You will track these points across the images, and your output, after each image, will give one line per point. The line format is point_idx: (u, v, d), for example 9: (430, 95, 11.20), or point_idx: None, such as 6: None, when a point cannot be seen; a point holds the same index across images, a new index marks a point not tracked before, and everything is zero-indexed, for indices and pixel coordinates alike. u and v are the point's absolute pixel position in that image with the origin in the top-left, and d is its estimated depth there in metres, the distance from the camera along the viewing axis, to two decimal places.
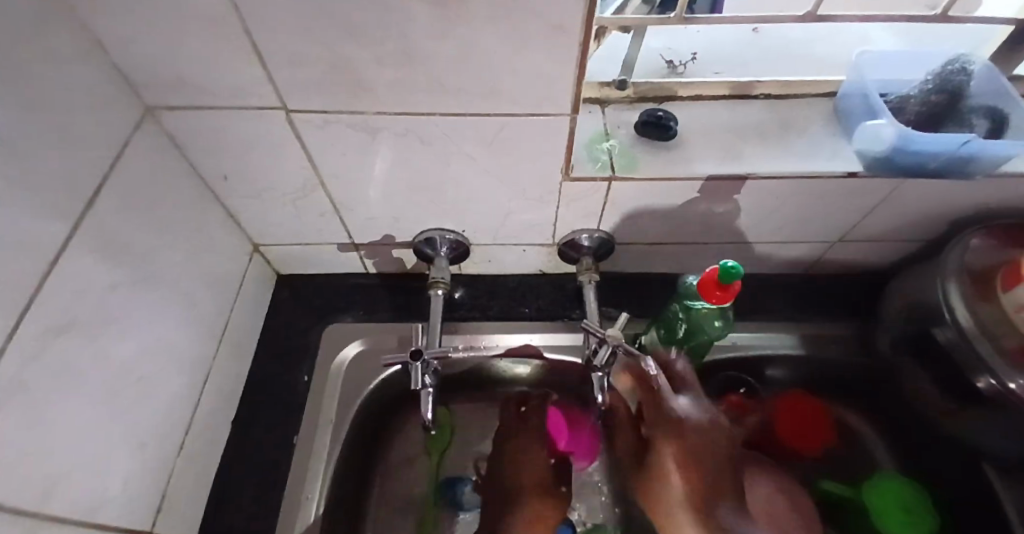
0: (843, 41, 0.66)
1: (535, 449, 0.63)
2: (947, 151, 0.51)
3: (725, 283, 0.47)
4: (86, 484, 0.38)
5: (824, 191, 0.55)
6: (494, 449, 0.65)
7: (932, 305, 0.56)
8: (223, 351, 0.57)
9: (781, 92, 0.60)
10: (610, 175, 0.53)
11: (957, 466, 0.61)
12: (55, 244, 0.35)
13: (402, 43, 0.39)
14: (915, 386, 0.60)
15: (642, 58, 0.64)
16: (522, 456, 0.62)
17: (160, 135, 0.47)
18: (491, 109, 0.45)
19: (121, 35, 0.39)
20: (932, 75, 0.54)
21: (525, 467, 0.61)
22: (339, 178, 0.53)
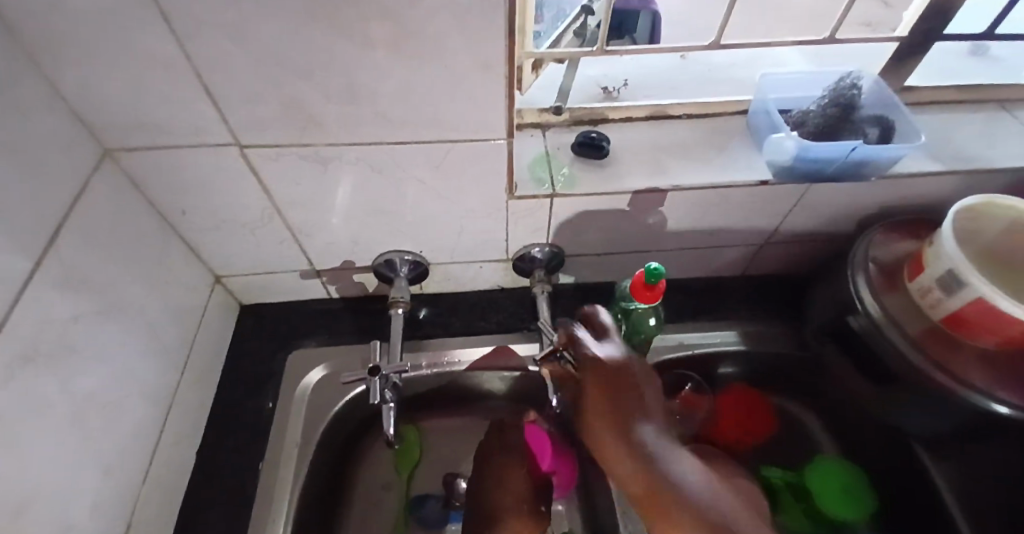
0: (758, 64, 0.74)
1: (515, 462, 0.64)
2: (842, 157, 0.58)
3: (652, 284, 0.52)
4: (48, 513, 0.39)
5: (742, 198, 0.61)
6: (476, 467, 0.66)
7: (846, 297, 0.62)
8: (186, 381, 0.58)
9: (701, 113, 0.67)
10: (551, 192, 0.58)
11: (884, 444, 0.67)
12: (16, 281, 0.37)
13: (346, 81, 0.43)
14: (841, 373, 0.66)
15: (578, 85, 0.69)
16: (505, 470, 0.64)
17: (120, 175, 0.49)
18: (433, 137, 0.49)
19: (79, 84, 0.41)
20: (828, 92, 0.61)
21: (508, 480, 0.63)
22: (297, 207, 0.56)
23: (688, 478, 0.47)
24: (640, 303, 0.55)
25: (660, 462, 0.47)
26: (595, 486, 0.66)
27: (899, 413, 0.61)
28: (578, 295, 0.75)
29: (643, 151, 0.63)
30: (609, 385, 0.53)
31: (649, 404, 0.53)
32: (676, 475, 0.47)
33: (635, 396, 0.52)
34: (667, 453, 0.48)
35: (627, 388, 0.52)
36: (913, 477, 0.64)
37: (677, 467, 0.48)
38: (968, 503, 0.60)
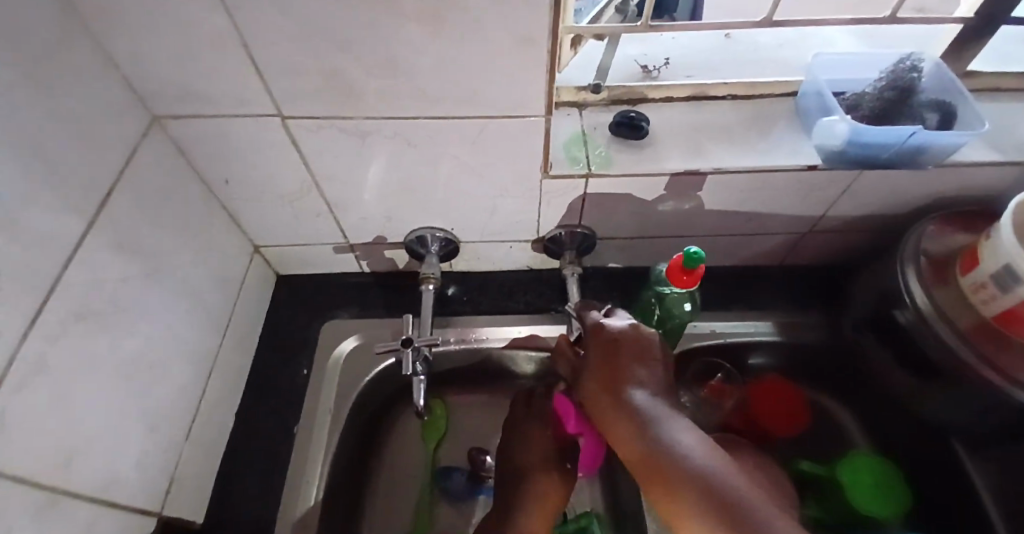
0: (810, 45, 0.70)
1: (541, 429, 0.64)
2: (897, 143, 0.55)
3: (690, 268, 0.51)
4: (98, 463, 0.41)
5: (787, 184, 0.59)
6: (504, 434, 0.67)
7: (892, 289, 0.60)
8: (226, 345, 0.60)
9: (747, 94, 0.64)
10: (586, 172, 0.57)
11: (924, 443, 0.65)
12: (71, 241, 0.39)
13: (387, 53, 0.43)
14: (881, 367, 0.64)
15: (618, 63, 0.68)
16: (528, 436, 0.64)
17: (167, 142, 0.51)
18: (471, 112, 0.49)
19: (131, 52, 0.42)
20: (886, 73, 0.58)
21: (532, 445, 0.63)
22: (334, 180, 0.57)
23: (686, 440, 0.44)
24: (676, 287, 0.54)
25: (656, 428, 0.45)
26: (619, 468, 0.66)
27: (942, 410, 0.59)
28: (608, 279, 0.74)
29: (683, 132, 0.61)
30: (609, 365, 0.51)
31: (647, 371, 0.51)
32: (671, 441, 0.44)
33: (636, 365, 0.51)
34: (665, 419, 0.46)
35: (630, 359, 0.51)
36: (951, 476, 0.62)
37: (679, 435, 0.45)
38: (1013, 509, 0.57)
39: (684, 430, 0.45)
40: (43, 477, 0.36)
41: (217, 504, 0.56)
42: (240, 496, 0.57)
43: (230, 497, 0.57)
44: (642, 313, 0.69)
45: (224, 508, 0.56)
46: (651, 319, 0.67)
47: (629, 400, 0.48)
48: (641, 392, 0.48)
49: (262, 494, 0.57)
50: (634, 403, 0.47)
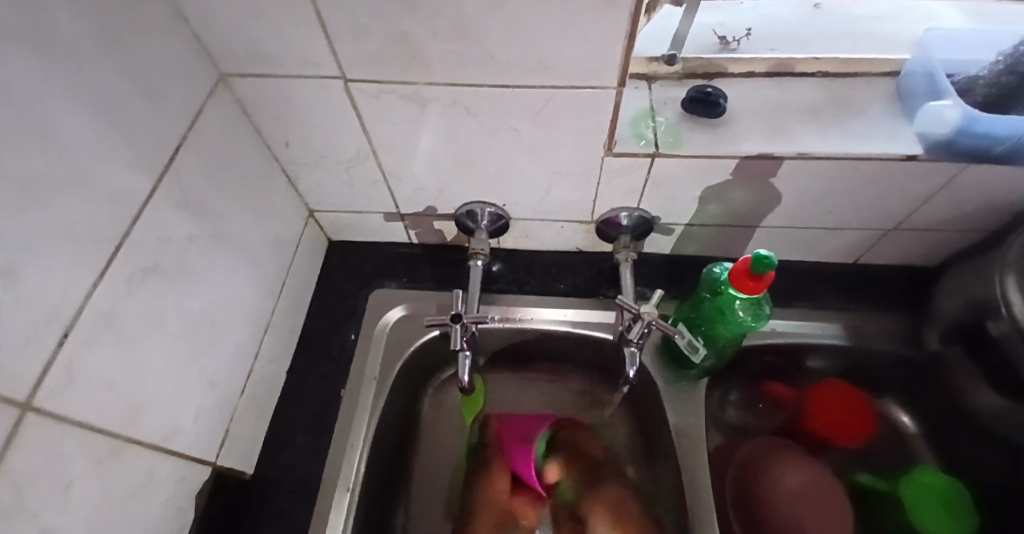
0: (913, 20, 0.63)
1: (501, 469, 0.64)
2: (1015, 135, 0.51)
3: (758, 273, 0.48)
4: (163, 413, 0.43)
5: (877, 176, 0.54)
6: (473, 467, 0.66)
7: (990, 298, 0.54)
8: (280, 307, 0.61)
9: (839, 70, 0.59)
10: (653, 152, 0.53)
11: (1001, 464, 0.59)
12: (143, 195, 0.40)
13: (458, 15, 0.40)
14: (965, 384, 0.59)
15: (694, 33, 0.62)
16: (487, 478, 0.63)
17: (234, 102, 0.51)
18: (539, 81, 0.46)
19: (202, 5, 0.42)
20: (1005, 55, 0.53)
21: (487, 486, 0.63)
22: (390, 148, 0.56)
23: (793, 480, 0.61)
24: (741, 294, 0.50)
25: (794, 486, 0.60)
26: (664, 462, 0.64)
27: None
28: (663, 265, 0.71)
29: (762, 111, 0.56)
30: (762, 466, 0.62)
31: (783, 470, 0.62)
32: (799, 495, 0.60)
33: (776, 470, 0.62)
34: (806, 492, 0.60)
35: (766, 465, 0.62)
36: None
37: (793, 476, 0.61)
38: None
39: (792, 464, 0.62)
40: (108, 425, 0.37)
41: (267, 457, 0.58)
42: (290, 450, 0.59)
43: (279, 452, 0.59)
44: (704, 325, 0.58)
45: (273, 461, 0.58)
46: (708, 330, 0.58)
47: (774, 475, 0.61)
48: (790, 477, 0.61)
49: (310, 451, 0.59)
50: (780, 476, 0.61)
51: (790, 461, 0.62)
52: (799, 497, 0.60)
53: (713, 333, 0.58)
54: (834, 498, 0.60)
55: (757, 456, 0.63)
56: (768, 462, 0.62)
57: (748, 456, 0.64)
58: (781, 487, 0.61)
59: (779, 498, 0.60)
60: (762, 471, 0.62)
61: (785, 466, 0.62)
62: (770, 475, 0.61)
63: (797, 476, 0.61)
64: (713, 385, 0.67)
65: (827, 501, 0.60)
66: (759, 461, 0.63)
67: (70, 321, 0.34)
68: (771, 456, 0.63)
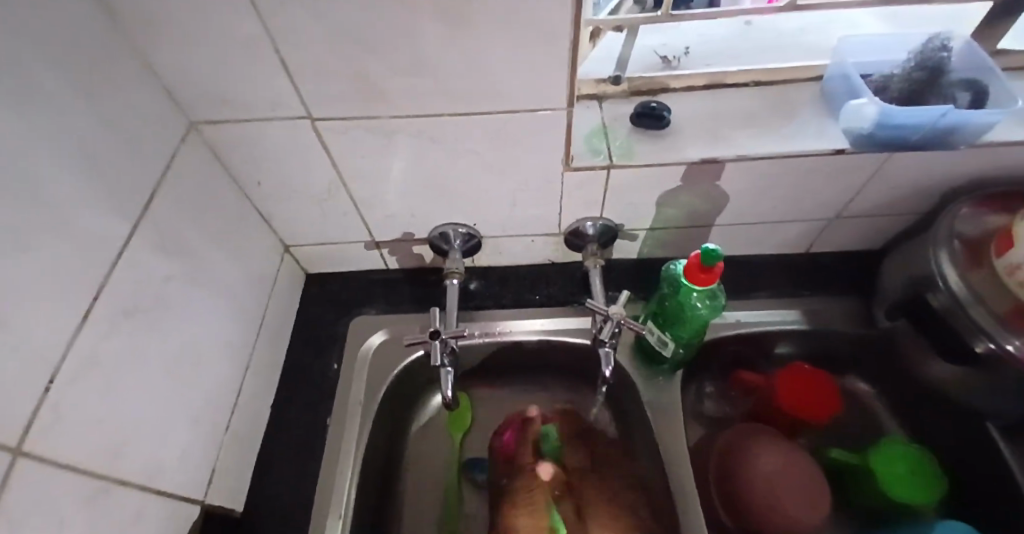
0: (833, 29, 0.69)
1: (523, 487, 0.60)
2: (928, 123, 0.56)
3: (709, 266, 0.51)
4: (150, 453, 0.44)
5: (814, 170, 0.58)
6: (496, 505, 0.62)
7: (927, 274, 0.58)
8: (262, 341, 0.62)
9: (769, 79, 0.64)
10: (607, 164, 0.57)
11: (960, 428, 0.62)
12: (120, 240, 0.41)
13: (414, 53, 0.44)
14: (917, 356, 0.63)
15: (637, 54, 0.67)
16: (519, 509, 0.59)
17: (205, 146, 0.53)
18: (495, 108, 0.50)
19: (171, 58, 0.44)
20: (915, 53, 0.60)
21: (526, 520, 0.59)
22: (360, 179, 0.58)
23: (770, 464, 0.63)
24: (696, 286, 0.54)
25: (773, 471, 0.62)
26: (647, 460, 0.66)
27: (981, 392, 0.58)
28: (631, 270, 0.74)
29: (704, 120, 0.61)
30: (739, 453, 0.64)
31: (761, 456, 0.63)
32: (778, 479, 0.62)
33: (755, 457, 0.63)
34: (784, 476, 0.62)
35: (745, 453, 0.64)
36: (992, 463, 0.60)
37: (770, 460, 0.63)
38: None
39: (769, 449, 0.64)
40: (97, 465, 0.38)
41: (256, 492, 0.58)
42: (279, 483, 0.59)
43: (268, 486, 0.59)
44: (668, 321, 0.61)
45: (263, 495, 0.58)
46: (671, 325, 0.61)
47: (753, 462, 0.63)
48: (768, 462, 0.63)
49: (301, 481, 0.59)
50: (759, 463, 0.63)
51: (767, 447, 0.64)
52: (778, 481, 0.62)
53: (676, 329, 0.61)
54: (811, 477, 0.62)
55: (735, 445, 0.65)
56: (746, 450, 0.64)
57: (727, 446, 0.65)
58: (760, 473, 0.62)
59: (761, 485, 0.62)
60: (740, 459, 0.64)
61: (763, 451, 0.64)
62: (749, 462, 0.63)
63: (774, 460, 0.63)
64: (688, 379, 0.70)
65: (807, 481, 0.62)
66: (739, 451, 0.64)
67: (56, 366, 0.35)
68: (749, 443, 0.65)
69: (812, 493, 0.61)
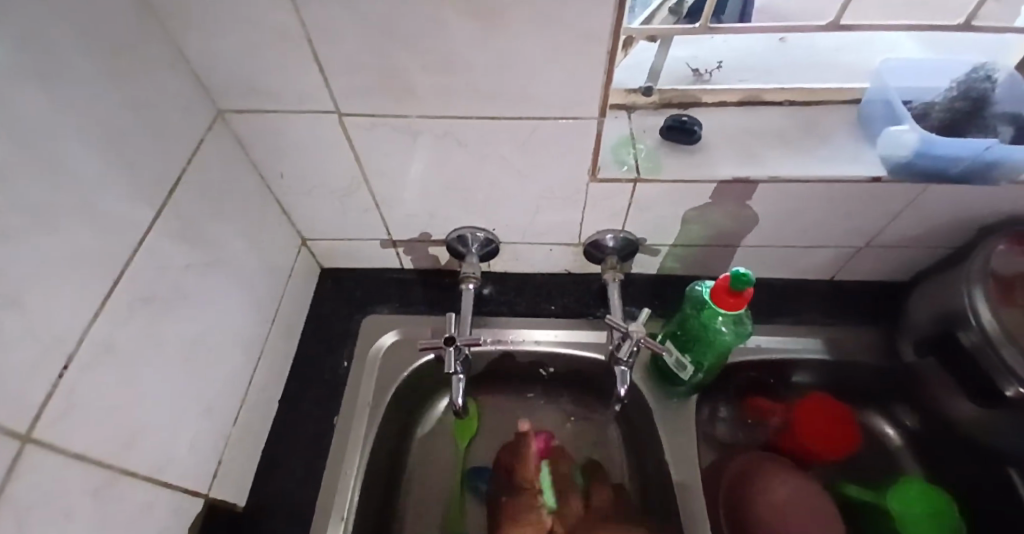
0: (871, 51, 0.67)
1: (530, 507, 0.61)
2: (969, 156, 0.54)
3: (737, 290, 0.50)
4: (158, 443, 0.43)
5: (848, 195, 0.57)
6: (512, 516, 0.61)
7: (958, 310, 0.57)
8: (274, 334, 0.62)
9: (805, 99, 0.63)
10: (635, 176, 0.56)
11: (983, 471, 0.61)
12: (143, 226, 0.41)
13: (448, 52, 0.43)
14: (942, 394, 0.61)
15: (669, 65, 0.66)
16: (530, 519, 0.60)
17: (230, 135, 0.52)
18: (526, 113, 0.49)
19: (203, 45, 0.44)
20: (957, 83, 0.58)
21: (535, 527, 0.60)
22: (383, 177, 0.58)
23: (784, 495, 0.61)
24: (721, 310, 0.52)
25: (787, 502, 0.61)
26: (656, 480, 0.64)
27: (1005, 435, 0.56)
28: (649, 285, 0.73)
29: (736, 138, 0.60)
30: (753, 480, 0.63)
31: (775, 485, 0.62)
32: (791, 510, 0.61)
33: (769, 485, 0.62)
34: (798, 508, 0.61)
35: (760, 480, 0.63)
36: (1015, 510, 0.58)
37: (784, 490, 0.62)
38: None
39: (783, 479, 0.63)
40: (106, 454, 0.37)
41: (260, 487, 0.58)
42: (282, 479, 0.58)
43: (272, 482, 0.58)
44: (689, 343, 0.60)
45: (266, 491, 0.57)
46: (692, 349, 0.60)
47: (767, 491, 0.62)
48: (782, 492, 0.62)
49: (304, 479, 0.58)
50: (773, 493, 0.62)
51: (782, 476, 0.63)
52: (792, 513, 0.60)
53: (698, 353, 0.59)
54: (826, 511, 0.61)
55: (749, 471, 0.64)
56: (760, 477, 0.63)
57: (740, 472, 0.64)
58: (773, 503, 0.61)
59: (774, 515, 0.61)
60: (754, 486, 0.62)
61: (777, 481, 0.63)
62: (763, 490, 0.62)
63: (789, 489, 0.62)
64: (701, 401, 0.69)
65: (821, 514, 0.60)
66: (753, 478, 0.63)
67: (71, 351, 0.34)
68: (763, 470, 0.64)
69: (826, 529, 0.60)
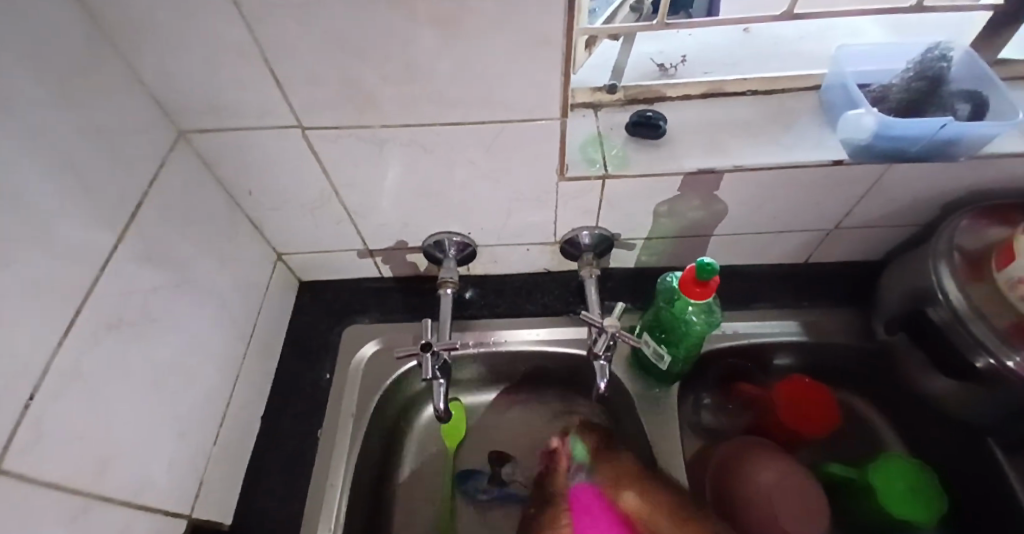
0: (831, 38, 0.68)
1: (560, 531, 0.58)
2: (928, 135, 0.55)
3: (703, 280, 0.51)
4: (135, 467, 0.43)
5: (811, 180, 0.58)
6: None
7: (926, 287, 0.58)
8: (253, 350, 0.62)
9: (768, 88, 0.63)
10: (602, 174, 0.56)
11: (962, 445, 0.62)
12: (105, 250, 0.41)
13: (404, 62, 0.43)
14: (917, 373, 0.62)
15: (633, 62, 0.67)
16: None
17: (195, 154, 0.52)
18: (488, 117, 0.49)
19: (159, 67, 0.44)
20: (913, 64, 0.59)
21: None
22: (352, 188, 0.58)
23: (766, 479, 0.62)
24: (690, 300, 0.53)
25: (769, 487, 0.62)
26: None
27: (979, 407, 0.57)
28: (628, 279, 0.73)
29: (701, 130, 0.60)
30: (736, 468, 0.64)
31: (759, 471, 0.63)
32: (774, 494, 0.61)
33: (752, 471, 0.63)
34: (781, 491, 0.61)
35: (742, 468, 0.63)
36: (994, 479, 0.59)
37: (766, 474, 0.62)
38: None
39: (765, 464, 0.63)
40: (79, 480, 0.37)
41: (246, 504, 0.57)
42: (270, 495, 0.58)
43: (258, 498, 0.58)
44: (664, 334, 0.60)
45: (253, 507, 0.57)
46: (667, 339, 0.60)
47: (751, 478, 0.62)
48: (764, 476, 0.62)
49: (292, 493, 0.58)
50: (756, 479, 0.62)
51: (764, 461, 0.63)
52: (776, 497, 0.61)
53: (673, 343, 0.60)
54: (808, 492, 0.61)
55: (732, 459, 0.65)
56: (743, 464, 0.64)
57: (724, 462, 0.65)
58: (756, 489, 0.62)
59: (759, 500, 0.61)
60: (737, 474, 0.63)
61: (758, 467, 0.63)
62: (746, 477, 0.63)
63: (771, 473, 0.62)
64: (684, 391, 0.69)
65: (804, 495, 0.61)
66: (736, 467, 0.64)
67: (36, 381, 0.34)
68: (745, 457, 0.64)
69: (809, 509, 0.60)
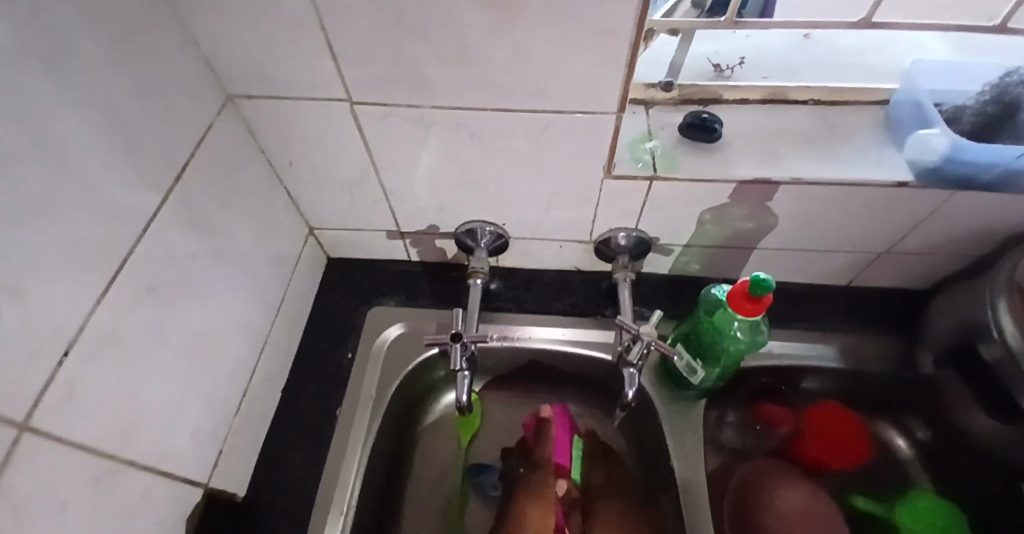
0: (897, 51, 0.65)
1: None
2: (1002, 164, 0.53)
3: (757, 296, 0.48)
4: (159, 434, 0.42)
5: (870, 200, 0.55)
6: None
7: (982, 321, 0.55)
8: (279, 324, 0.61)
9: (829, 99, 0.61)
10: (652, 175, 0.54)
11: (1000, 489, 0.59)
12: (147, 213, 0.40)
13: (462, 43, 0.42)
14: (960, 408, 0.59)
15: (690, 61, 0.64)
16: None
17: (239, 120, 0.51)
18: (543, 106, 0.47)
19: (212, 29, 0.43)
20: (991, 86, 0.56)
21: None
22: (392, 168, 0.56)
23: (790, 502, 0.60)
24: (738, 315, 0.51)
25: (794, 510, 0.60)
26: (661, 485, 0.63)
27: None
28: (660, 285, 0.71)
29: (757, 138, 0.58)
30: (757, 490, 0.62)
31: (783, 493, 0.61)
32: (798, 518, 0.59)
33: (774, 493, 0.61)
34: (805, 515, 0.59)
35: (764, 489, 0.62)
36: None
37: (790, 498, 0.60)
38: None
39: (790, 486, 0.61)
40: (104, 445, 0.37)
41: (261, 478, 0.57)
42: (285, 471, 0.58)
43: (274, 473, 0.58)
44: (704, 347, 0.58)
45: (267, 481, 0.57)
46: (705, 353, 0.58)
47: (773, 500, 0.61)
48: (788, 499, 0.61)
49: (308, 471, 0.58)
50: (779, 501, 0.61)
51: (788, 483, 0.62)
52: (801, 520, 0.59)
53: (711, 357, 0.58)
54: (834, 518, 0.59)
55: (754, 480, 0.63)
56: (765, 485, 0.62)
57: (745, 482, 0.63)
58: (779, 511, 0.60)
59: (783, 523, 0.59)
60: (759, 495, 0.62)
61: (782, 489, 0.61)
62: (768, 499, 0.61)
63: (795, 496, 0.61)
64: (710, 405, 0.68)
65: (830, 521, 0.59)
66: (758, 487, 0.62)
67: (71, 341, 0.33)
68: (768, 479, 0.62)
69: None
